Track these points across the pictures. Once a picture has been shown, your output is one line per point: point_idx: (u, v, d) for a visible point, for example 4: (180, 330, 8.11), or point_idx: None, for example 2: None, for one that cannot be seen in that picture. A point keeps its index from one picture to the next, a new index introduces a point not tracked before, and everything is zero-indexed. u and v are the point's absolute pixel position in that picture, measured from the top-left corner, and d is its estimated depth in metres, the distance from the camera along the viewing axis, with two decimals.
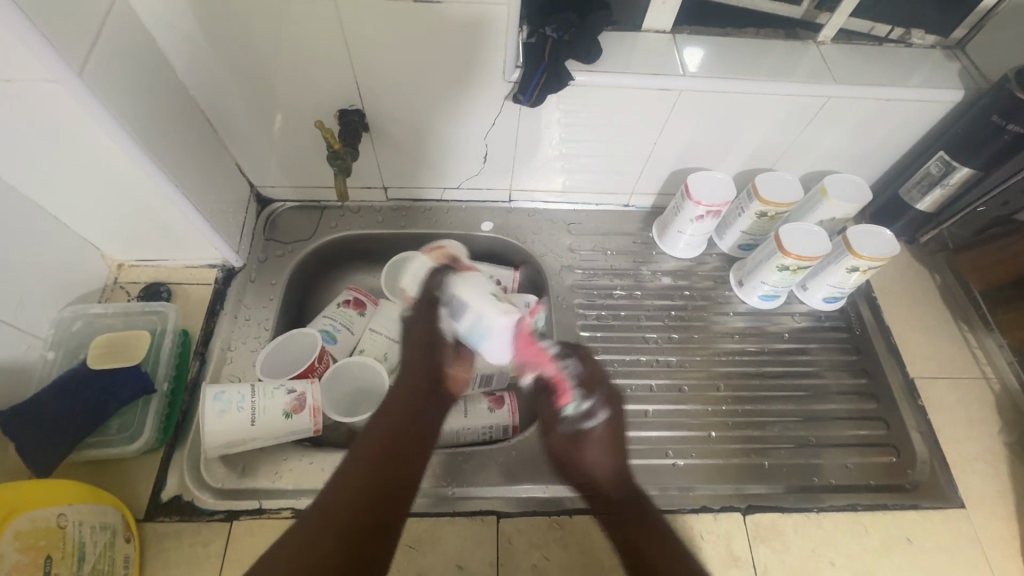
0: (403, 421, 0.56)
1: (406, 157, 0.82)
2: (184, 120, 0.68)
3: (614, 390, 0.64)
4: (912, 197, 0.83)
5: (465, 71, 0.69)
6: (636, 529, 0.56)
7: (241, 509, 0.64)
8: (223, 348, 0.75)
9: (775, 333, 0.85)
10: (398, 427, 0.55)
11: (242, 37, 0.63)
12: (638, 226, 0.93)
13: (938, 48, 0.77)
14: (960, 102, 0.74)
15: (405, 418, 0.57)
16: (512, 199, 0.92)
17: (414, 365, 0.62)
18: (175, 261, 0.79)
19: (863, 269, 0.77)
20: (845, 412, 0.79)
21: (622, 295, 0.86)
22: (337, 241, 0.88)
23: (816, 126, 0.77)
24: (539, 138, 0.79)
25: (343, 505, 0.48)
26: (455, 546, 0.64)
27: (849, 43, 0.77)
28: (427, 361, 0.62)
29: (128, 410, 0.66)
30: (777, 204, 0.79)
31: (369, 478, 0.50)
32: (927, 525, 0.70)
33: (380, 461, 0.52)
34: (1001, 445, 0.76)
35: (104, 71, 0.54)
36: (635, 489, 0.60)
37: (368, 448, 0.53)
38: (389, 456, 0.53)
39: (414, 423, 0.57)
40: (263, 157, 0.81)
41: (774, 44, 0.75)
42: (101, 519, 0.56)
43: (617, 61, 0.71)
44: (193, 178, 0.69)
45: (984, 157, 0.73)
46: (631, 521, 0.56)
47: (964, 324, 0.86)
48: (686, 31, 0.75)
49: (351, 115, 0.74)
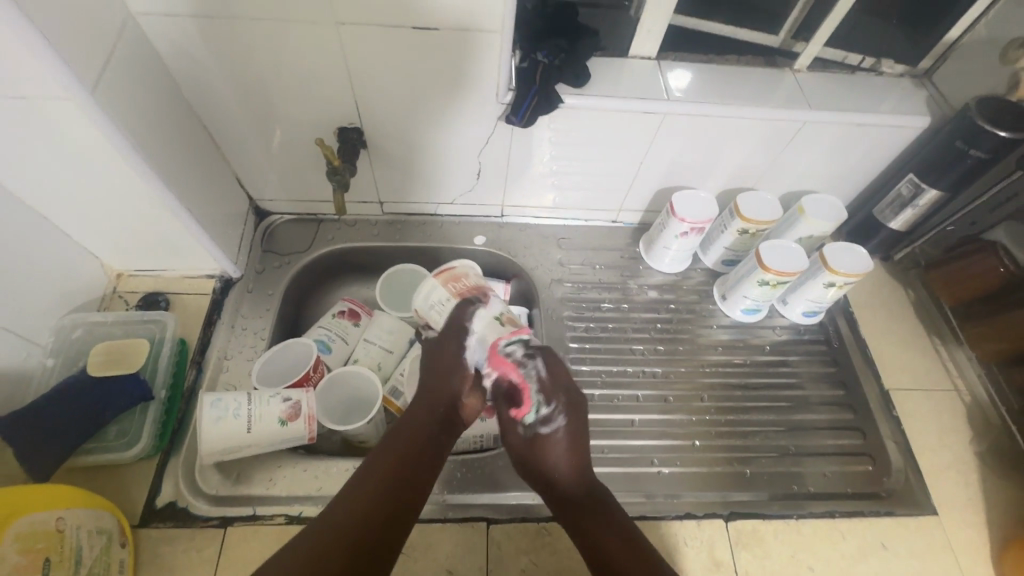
0: (416, 446, 0.59)
1: (402, 172, 0.85)
2: (187, 135, 0.70)
3: (579, 396, 0.66)
4: (885, 217, 0.87)
5: (459, 92, 0.72)
6: (591, 525, 0.59)
7: (235, 515, 0.65)
8: (219, 357, 0.76)
9: (757, 346, 0.88)
10: (408, 451, 0.58)
11: (246, 57, 0.66)
12: (626, 242, 0.96)
13: (907, 77, 0.82)
14: (928, 128, 0.78)
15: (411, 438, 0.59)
16: (504, 214, 0.95)
17: (430, 393, 0.64)
18: (174, 271, 0.80)
19: (839, 284, 0.80)
20: (824, 422, 0.81)
21: (610, 308, 0.89)
22: (333, 253, 0.90)
23: (793, 148, 0.81)
24: (530, 156, 0.83)
25: (352, 523, 0.51)
26: (445, 551, 0.66)
27: (824, 70, 0.81)
28: (446, 391, 0.64)
29: (125, 417, 0.68)
30: (758, 222, 0.82)
31: (379, 498, 0.53)
32: (901, 531, 0.73)
33: (387, 483, 0.55)
34: (972, 454, 0.79)
35: (114, 89, 0.56)
36: (593, 489, 0.62)
37: (380, 470, 0.56)
38: (397, 480, 0.55)
39: (422, 448, 0.59)
40: (263, 171, 0.83)
41: (753, 71, 0.79)
42: (98, 524, 0.57)
43: (605, 84, 0.75)
44: (194, 192, 0.71)
45: (951, 180, 0.77)
46: (587, 517, 0.60)
47: (936, 337, 0.89)
48: (670, 57, 0.79)
49: (350, 132, 0.77)
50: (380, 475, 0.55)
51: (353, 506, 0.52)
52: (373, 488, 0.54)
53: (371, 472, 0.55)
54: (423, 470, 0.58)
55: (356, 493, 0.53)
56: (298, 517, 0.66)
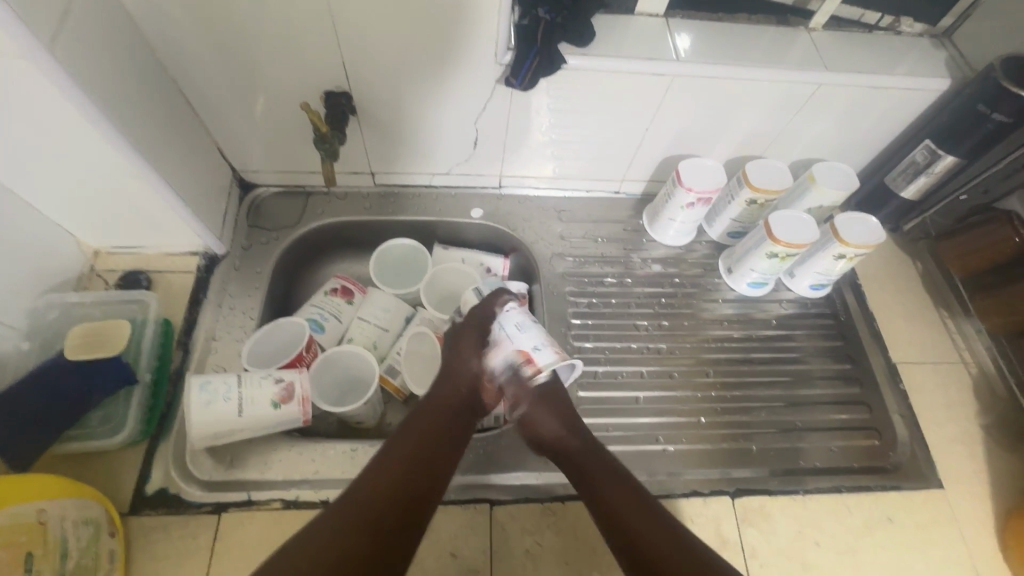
0: (436, 427, 0.60)
1: (394, 141, 0.80)
2: (161, 99, 0.65)
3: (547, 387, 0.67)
4: (898, 185, 0.84)
5: (456, 53, 0.67)
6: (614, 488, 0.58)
7: (230, 501, 0.63)
8: (207, 338, 0.73)
9: (763, 320, 0.86)
10: (429, 433, 0.59)
11: (222, 12, 0.61)
12: (629, 214, 0.93)
13: (926, 37, 0.78)
14: (948, 91, 0.75)
15: (435, 421, 0.60)
16: (502, 186, 0.90)
17: (451, 377, 0.65)
18: (155, 248, 0.76)
19: (850, 256, 0.78)
20: (830, 397, 0.80)
21: (613, 282, 0.86)
22: (323, 228, 0.86)
23: (807, 113, 0.77)
24: (529, 124, 0.78)
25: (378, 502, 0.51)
26: (448, 533, 0.64)
27: (840, 30, 0.77)
28: (466, 374, 0.65)
29: (109, 401, 0.64)
30: (767, 191, 0.79)
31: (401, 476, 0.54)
32: (907, 504, 0.72)
33: (409, 465, 0.55)
34: (978, 426, 0.78)
35: (77, 48, 0.51)
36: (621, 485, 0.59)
37: (399, 450, 0.56)
38: (414, 466, 0.55)
39: (446, 429, 0.60)
40: (246, 141, 0.78)
41: (766, 30, 0.75)
42: (84, 514, 0.54)
43: (610, 45, 0.70)
44: (173, 162, 0.66)
45: (969, 146, 0.74)
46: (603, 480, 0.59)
47: (944, 310, 0.88)
48: (679, 15, 0.75)
49: (338, 97, 0.72)
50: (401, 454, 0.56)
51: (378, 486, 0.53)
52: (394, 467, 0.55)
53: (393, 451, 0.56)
54: (443, 445, 0.59)
55: (381, 472, 0.54)
56: (295, 501, 0.64)
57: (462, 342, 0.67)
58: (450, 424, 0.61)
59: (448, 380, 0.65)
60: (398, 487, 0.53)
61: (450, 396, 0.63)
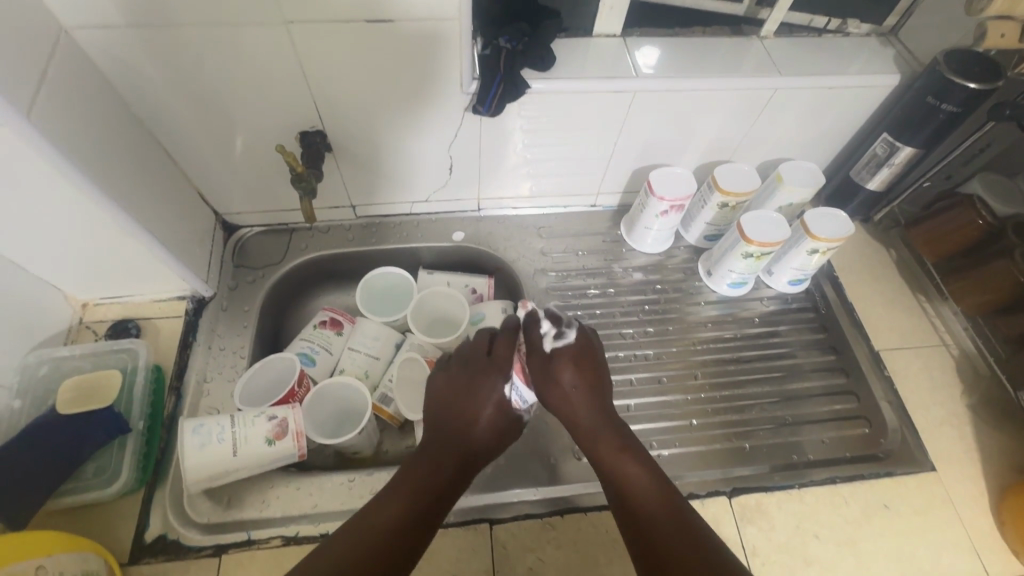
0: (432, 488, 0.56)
1: (372, 173, 0.82)
2: (140, 153, 0.67)
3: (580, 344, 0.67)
4: (863, 178, 0.87)
5: (423, 85, 0.70)
6: (642, 491, 0.56)
7: (230, 542, 0.63)
8: (199, 381, 0.74)
9: (746, 319, 0.88)
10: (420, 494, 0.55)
11: (194, 65, 0.63)
12: (607, 225, 0.95)
13: (873, 36, 0.81)
14: (899, 85, 0.77)
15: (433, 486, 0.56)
16: (481, 208, 0.93)
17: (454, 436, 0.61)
18: (142, 296, 0.77)
19: (823, 250, 0.80)
20: (818, 389, 0.81)
21: (597, 294, 0.88)
22: (309, 262, 0.87)
23: (767, 116, 0.80)
24: (502, 147, 0.80)
25: (385, 544, 0.50)
26: (450, 557, 0.64)
27: (791, 36, 0.80)
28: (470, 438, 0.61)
29: (104, 453, 0.65)
30: (737, 194, 0.81)
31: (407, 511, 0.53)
32: (902, 489, 0.73)
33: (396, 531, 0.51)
34: (964, 407, 0.80)
35: (53, 111, 0.53)
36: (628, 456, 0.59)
37: (401, 496, 0.54)
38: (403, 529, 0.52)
39: (449, 474, 0.58)
40: (227, 184, 0.80)
41: (720, 41, 0.78)
42: (83, 567, 0.54)
43: (571, 67, 0.73)
44: (155, 212, 0.68)
45: (925, 137, 0.76)
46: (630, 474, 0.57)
47: (921, 295, 0.90)
48: (636, 33, 0.78)
49: (312, 136, 0.74)
50: (403, 496, 0.54)
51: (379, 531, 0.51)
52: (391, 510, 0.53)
53: (392, 496, 0.54)
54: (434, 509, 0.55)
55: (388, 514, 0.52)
56: (296, 537, 0.64)
57: (467, 398, 0.63)
58: (440, 483, 0.57)
59: (450, 436, 0.61)
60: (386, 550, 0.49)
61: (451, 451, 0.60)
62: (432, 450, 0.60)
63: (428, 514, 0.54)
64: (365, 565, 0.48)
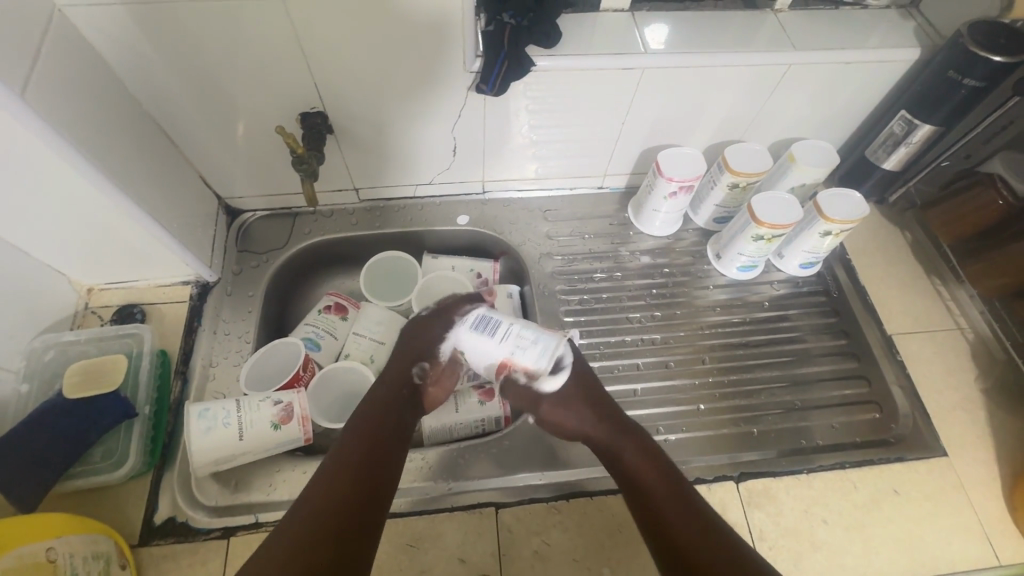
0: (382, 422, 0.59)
1: (375, 155, 0.81)
2: (140, 136, 0.66)
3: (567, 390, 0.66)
4: (878, 157, 0.84)
5: (425, 65, 0.68)
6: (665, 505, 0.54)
7: (238, 525, 0.64)
8: (204, 365, 0.74)
9: (755, 303, 0.86)
10: (367, 429, 0.58)
11: (191, 45, 0.61)
12: (614, 208, 0.93)
13: (893, 8, 0.78)
14: (918, 59, 0.74)
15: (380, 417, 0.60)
16: (486, 191, 0.91)
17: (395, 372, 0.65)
18: (146, 281, 0.77)
19: (836, 232, 0.78)
20: (829, 374, 0.80)
21: (604, 277, 0.87)
22: (313, 247, 0.87)
23: (780, 93, 0.78)
24: (508, 128, 0.79)
25: (349, 485, 0.52)
26: (456, 540, 0.64)
27: (807, 8, 0.77)
28: (408, 374, 0.65)
29: (111, 437, 0.65)
30: (748, 174, 0.79)
31: (365, 444, 0.56)
32: (911, 474, 0.72)
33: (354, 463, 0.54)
34: (978, 391, 0.78)
35: (48, 90, 0.52)
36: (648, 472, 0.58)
37: (357, 433, 0.57)
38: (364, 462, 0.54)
39: (393, 414, 0.61)
40: (229, 168, 0.79)
41: (733, 15, 0.75)
42: (94, 548, 0.55)
43: (578, 43, 0.70)
44: (156, 195, 0.67)
45: (945, 114, 0.74)
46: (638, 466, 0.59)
47: (936, 278, 0.88)
48: (645, 8, 0.75)
49: (313, 117, 0.72)
50: (355, 440, 0.56)
51: (347, 463, 0.54)
52: (355, 450, 0.55)
53: (350, 433, 0.57)
54: (389, 441, 0.58)
55: (343, 458, 0.54)
56: None
57: (417, 338, 0.68)
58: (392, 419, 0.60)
59: (393, 377, 0.65)
60: (353, 483, 0.52)
61: (393, 394, 0.63)
62: (371, 397, 0.62)
63: (384, 447, 0.57)
64: (338, 497, 0.50)
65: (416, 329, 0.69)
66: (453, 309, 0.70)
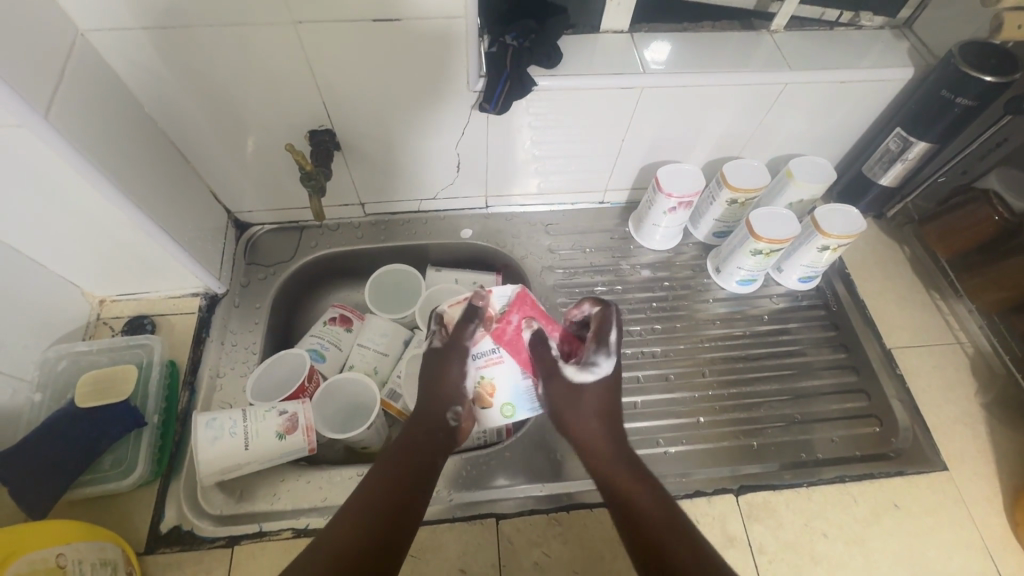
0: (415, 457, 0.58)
1: (381, 171, 0.83)
2: (154, 153, 0.68)
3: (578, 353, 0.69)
4: (875, 173, 0.85)
5: (431, 84, 0.70)
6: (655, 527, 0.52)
7: (242, 533, 0.65)
8: (212, 376, 0.75)
9: (755, 316, 0.87)
10: (404, 468, 0.57)
11: (207, 68, 0.64)
12: (615, 222, 0.95)
13: (887, 29, 0.80)
14: (912, 78, 0.76)
15: (417, 447, 0.59)
16: (488, 205, 0.93)
17: (428, 418, 0.62)
18: (157, 293, 0.79)
19: (833, 247, 0.79)
20: (829, 387, 0.81)
21: (604, 291, 0.88)
22: (319, 260, 0.88)
23: (777, 112, 0.79)
24: (511, 144, 0.81)
25: (374, 522, 0.51)
26: (457, 550, 0.65)
27: (802, 30, 0.79)
28: (442, 416, 0.63)
29: (120, 445, 0.67)
30: (746, 190, 0.81)
31: (400, 477, 0.56)
32: (912, 488, 0.72)
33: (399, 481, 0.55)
34: (978, 406, 0.79)
35: (68, 111, 0.54)
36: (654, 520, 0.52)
37: (398, 460, 0.57)
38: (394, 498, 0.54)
39: (427, 454, 0.59)
40: (239, 183, 0.81)
41: (730, 35, 0.77)
42: (101, 555, 0.56)
43: (579, 63, 0.73)
44: (168, 210, 0.69)
45: (939, 131, 0.75)
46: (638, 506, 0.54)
47: (935, 292, 0.88)
48: (644, 29, 0.77)
49: (321, 135, 0.75)
50: (419, 425, 0.62)
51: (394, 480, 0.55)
52: (399, 470, 0.56)
53: (406, 437, 0.60)
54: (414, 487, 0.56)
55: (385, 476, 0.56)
56: (305, 530, 0.65)
57: (442, 384, 0.65)
58: (425, 457, 0.59)
59: (428, 419, 0.62)
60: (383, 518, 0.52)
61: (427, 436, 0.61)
62: (413, 425, 0.62)
63: (408, 492, 0.55)
64: (377, 515, 0.52)
65: (438, 364, 0.65)
66: (461, 337, 0.67)
